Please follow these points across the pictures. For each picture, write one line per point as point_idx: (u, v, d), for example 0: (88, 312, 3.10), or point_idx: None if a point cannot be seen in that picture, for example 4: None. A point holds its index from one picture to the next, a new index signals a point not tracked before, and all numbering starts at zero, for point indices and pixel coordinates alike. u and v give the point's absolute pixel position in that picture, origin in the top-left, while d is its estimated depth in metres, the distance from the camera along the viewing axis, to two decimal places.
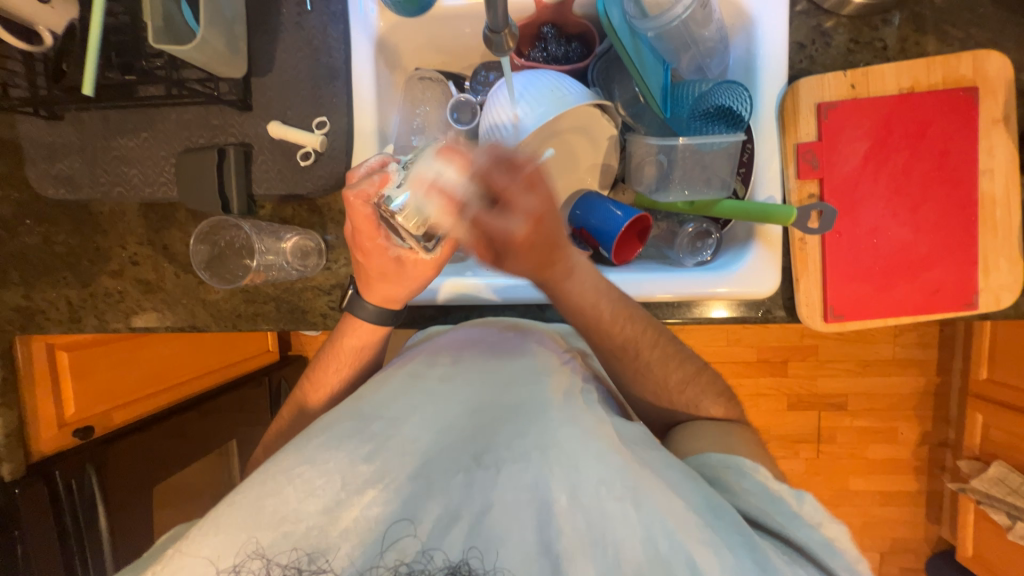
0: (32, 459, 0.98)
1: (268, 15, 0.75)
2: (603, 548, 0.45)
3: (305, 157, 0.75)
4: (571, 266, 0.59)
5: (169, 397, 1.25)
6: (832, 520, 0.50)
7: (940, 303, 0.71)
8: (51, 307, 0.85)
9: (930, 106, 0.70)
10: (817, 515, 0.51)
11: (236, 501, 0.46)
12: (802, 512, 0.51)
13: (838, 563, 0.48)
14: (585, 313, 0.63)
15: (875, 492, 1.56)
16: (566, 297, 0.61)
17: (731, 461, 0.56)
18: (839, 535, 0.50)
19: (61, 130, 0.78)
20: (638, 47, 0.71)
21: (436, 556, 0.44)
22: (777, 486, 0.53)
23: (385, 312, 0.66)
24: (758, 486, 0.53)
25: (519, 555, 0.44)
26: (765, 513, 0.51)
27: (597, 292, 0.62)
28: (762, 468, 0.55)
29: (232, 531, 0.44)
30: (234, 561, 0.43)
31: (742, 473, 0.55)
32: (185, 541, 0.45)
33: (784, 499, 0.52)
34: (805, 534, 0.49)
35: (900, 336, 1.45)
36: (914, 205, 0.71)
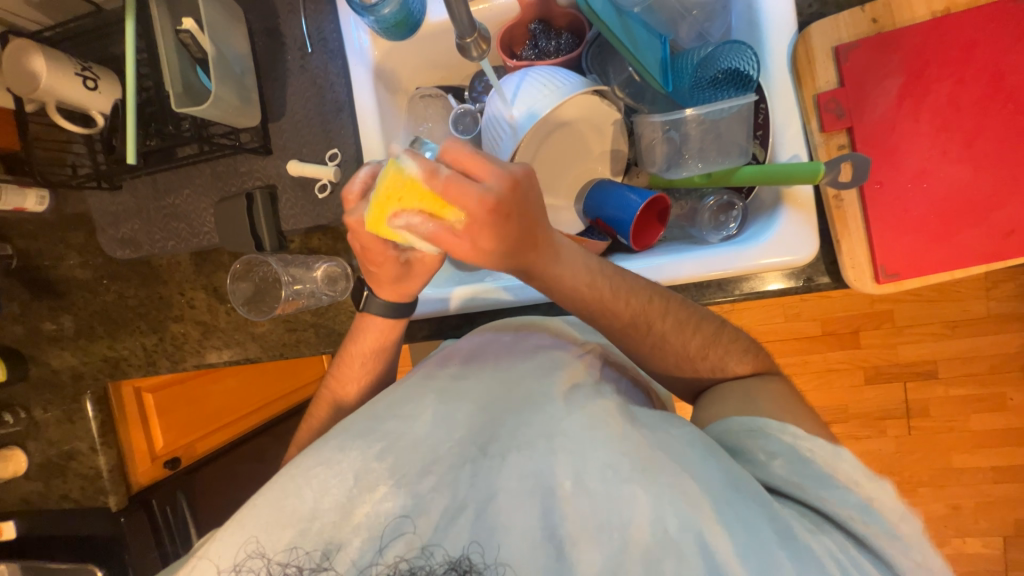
0: (133, 490, 1.09)
1: (275, 65, 0.80)
2: (610, 532, 0.46)
3: (322, 189, 0.80)
4: (557, 250, 0.56)
5: (241, 424, 1.39)
6: (867, 480, 0.50)
7: (1018, 245, 0.62)
8: (131, 354, 0.96)
9: (972, 25, 0.62)
10: (854, 476, 0.50)
11: (258, 503, 0.51)
12: (838, 472, 0.50)
13: (873, 527, 0.48)
14: (581, 296, 0.58)
15: (986, 468, 1.37)
16: (556, 285, 0.57)
17: (756, 424, 0.54)
18: (876, 494, 0.50)
19: (120, 198, 0.88)
20: (627, 25, 0.68)
21: (437, 552, 0.47)
22: (809, 446, 0.52)
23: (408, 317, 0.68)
24: (787, 449, 0.52)
25: (524, 541, 0.47)
26: (794, 481, 0.50)
27: (588, 275, 0.57)
28: (791, 427, 0.53)
29: (247, 530, 0.50)
30: (234, 560, 0.49)
31: (770, 437, 0.53)
32: (210, 550, 0.50)
33: (817, 461, 0.51)
34: (838, 500, 0.49)
35: (991, 289, 1.28)
36: (967, 139, 0.63)
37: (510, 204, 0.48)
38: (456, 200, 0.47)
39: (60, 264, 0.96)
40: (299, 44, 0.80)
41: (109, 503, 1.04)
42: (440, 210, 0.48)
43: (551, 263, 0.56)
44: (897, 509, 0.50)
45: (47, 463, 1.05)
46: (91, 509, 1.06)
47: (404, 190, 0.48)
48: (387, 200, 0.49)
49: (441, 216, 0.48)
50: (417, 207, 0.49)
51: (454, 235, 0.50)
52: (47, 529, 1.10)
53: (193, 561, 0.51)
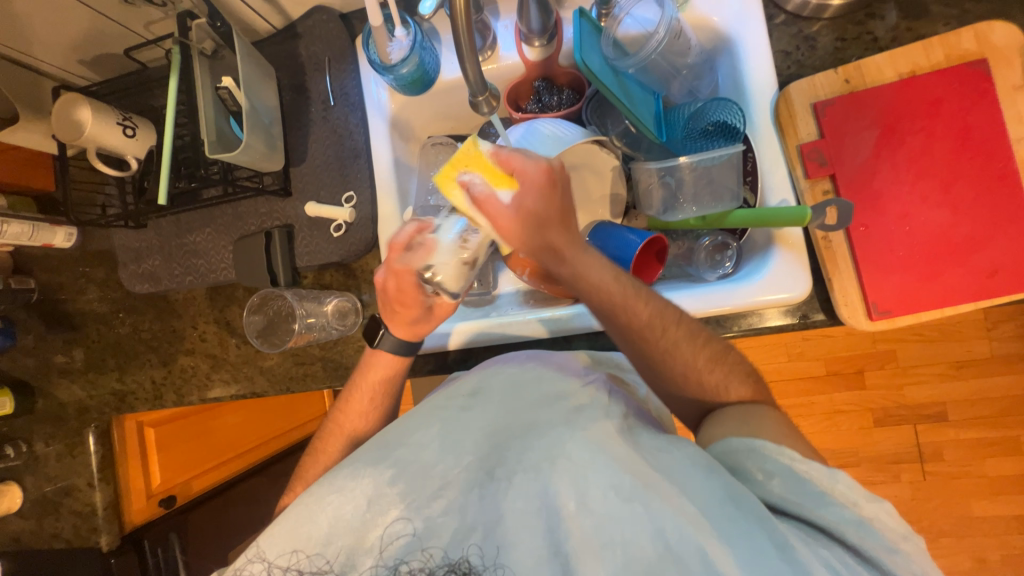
0: (126, 529, 1.06)
1: (300, 116, 0.88)
2: (613, 549, 0.47)
3: (337, 229, 0.84)
4: (580, 252, 0.61)
5: (245, 460, 1.38)
6: (868, 500, 0.50)
7: (1003, 285, 0.65)
8: (139, 387, 0.97)
9: (937, 85, 0.68)
10: (851, 496, 0.50)
11: (276, 530, 0.51)
12: (835, 492, 0.50)
13: (873, 544, 0.48)
14: (595, 294, 0.62)
15: (1007, 517, 1.32)
16: (581, 276, 0.61)
17: (754, 444, 0.54)
18: (876, 515, 0.49)
19: (144, 235, 0.92)
20: (623, 83, 0.75)
21: (435, 553, 0.50)
22: (805, 467, 0.51)
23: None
24: (783, 469, 0.52)
25: (529, 555, 0.49)
26: (789, 499, 0.50)
27: (611, 272, 0.62)
28: (789, 450, 0.53)
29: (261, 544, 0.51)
30: (237, 563, 0.51)
31: (766, 456, 0.53)
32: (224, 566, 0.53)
33: (813, 480, 0.51)
34: (833, 516, 0.49)
35: (991, 329, 1.29)
36: (943, 185, 0.67)
37: (552, 180, 0.57)
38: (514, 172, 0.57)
39: (79, 298, 0.99)
40: (323, 97, 0.87)
41: (100, 544, 1.01)
42: (496, 179, 0.58)
43: (575, 252, 0.60)
44: (900, 529, 0.49)
45: (43, 500, 1.04)
46: (82, 548, 1.03)
47: (473, 158, 0.60)
48: (458, 162, 0.60)
49: (495, 184, 0.58)
50: (481, 172, 0.59)
51: (499, 202, 0.58)
52: (35, 571, 1.06)
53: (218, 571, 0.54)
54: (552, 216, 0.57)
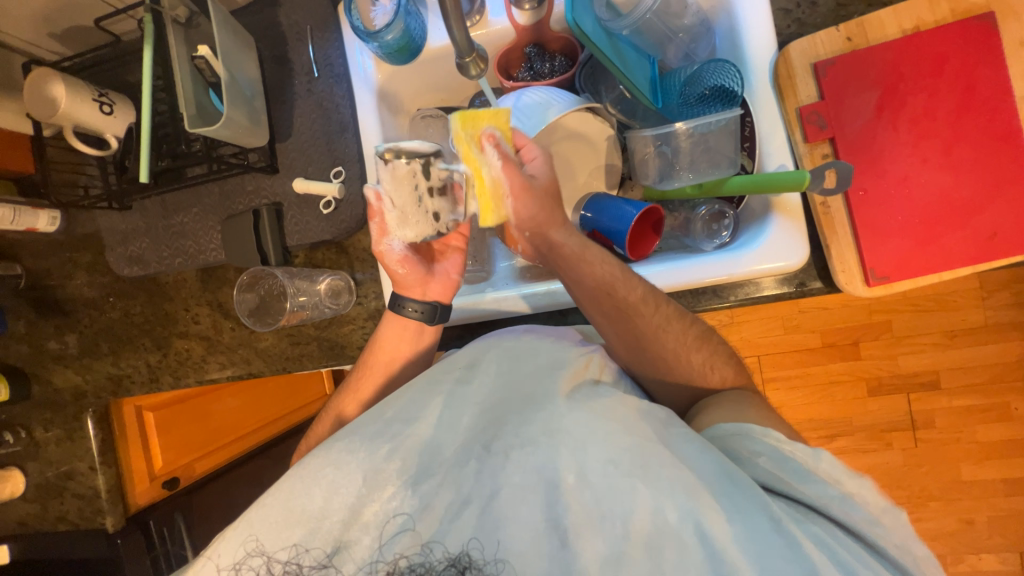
0: (131, 511, 1.08)
1: (283, 88, 0.84)
2: (612, 522, 0.48)
3: (327, 205, 0.82)
4: (573, 248, 0.64)
5: (248, 442, 1.39)
6: (852, 476, 0.50)
7: (1002, 247, 0.64)
8: (135, 371, 0.97)
9: (940, 41, 0.65)
10: (834, 473, 0.50)
11: (266, 503, 0.51)
12: (819, 470, 0.50)
13: (857, 517, 0.48)
14: (588, 286, 0.64)
15: (996, 480, 1.35)
16: (576, 270, 0.64)
17: (741, 427, 0.55)
18: (858, 491, 0.49)
19: (130, 217, 0.90)
20: (617, 47, 0.72)
21: (437, 549, 0.49)
22: (791, 447, 0.52)
23: (422, 315, 0.73)
24: (770, 448, 0.53)
25: (529, 531, 0.48)
26: (777, 477, 0.51)
27: (604, 262, 0.65)
28: (774, 432, 0.54)
29: (251, 523, 0.51)
30: (235, 559, 0.50)
31: (752, 438, 0.54)
32: (211, 549, 0.50)
33: (797, 458, 0.52)
34: (818, 492, 0.49)
35: (987, 297, 1.29)
36: (945, 147, 0.66)
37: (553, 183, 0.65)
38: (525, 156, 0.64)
39: (68, 283, 0.98)
40: (306, 69, 0.84)
41: (106, 524, 1.03)
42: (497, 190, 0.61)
43: (569, 251, 0.64)
44: (881, 503, 0.49)
45: (45, 484, 1.05)
46: (87, 531, 1.05)
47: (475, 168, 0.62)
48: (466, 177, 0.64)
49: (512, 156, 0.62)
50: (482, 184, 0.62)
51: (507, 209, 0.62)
52: (43, 552, 1.08)
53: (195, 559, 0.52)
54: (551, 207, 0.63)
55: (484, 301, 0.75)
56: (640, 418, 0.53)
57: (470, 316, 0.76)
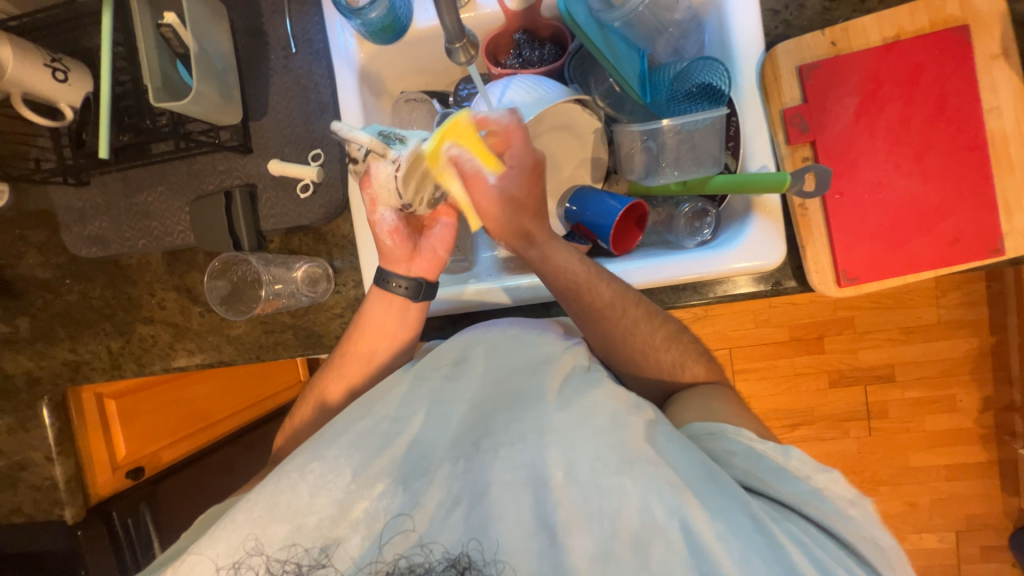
0: (91, 501, 1.04)
1: (257, 63, 0.80)
2: (601, 520, 0.48)
3: (305, 189, 0.79)
4: (546, 247, 0.65)
5: (220, 429, 1.35)
6: (819, 471, 0.53)
7: (963, 253, 0.68)
8: (95, 358, 0.92)
9: (918, 50, 0.67)
10: (804, 469, 0.53)
11: (251, 499, 0.50)
12: (790, 466, 0.53)
13: (827, 512, 0.51)
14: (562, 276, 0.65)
15: (939, 466, 1.46)
16: (550, 260, 0.65)
17: (715, 426, 0.57)
18: (827, 485, 0.52)
19: (88, 194, 0.84)
20: (608, 38, 0.71)
21: (435, 549, 0.48)
22: (762, 446, 0.55)
23: (406, 291, 0.72)
24: (743, 448, 0.55)
25: (518, 529, 0.49)
26: (752, 475, 0.54)
27: (577, 257, 0.65)
28: (746, 431, 0.56)
29: (240, 523, 0.49)
30: (234, 558, 0.48)
31: (727, 437, 0.56)
32: (209, 544, 0.49)
33: (769, 456, 0.54)
34: (790, 489, 0.52)
35: (942, 297, 1.37)
36: (916, 154, 0.68)
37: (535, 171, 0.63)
38: (503, 158, 0.63)
39: (18, 263, 0.91)
40: (283, 43, 0.79)
41: (64, 516, 1.00)
42: (485, 158, 0.63)
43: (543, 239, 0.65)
44: (848, 496, 0.52)
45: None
46: (47, 523, 1.01)
47: (463, 132, 0.61)
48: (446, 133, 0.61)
49: (483, 163, 0.63)
50: (470, 148, 0.62)
51: (486, 182, 0.63)
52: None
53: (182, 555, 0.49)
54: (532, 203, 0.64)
55: (463, 296, 0.74)
56: (629, 415, 0.53)
57: (448, 309, 0.75)
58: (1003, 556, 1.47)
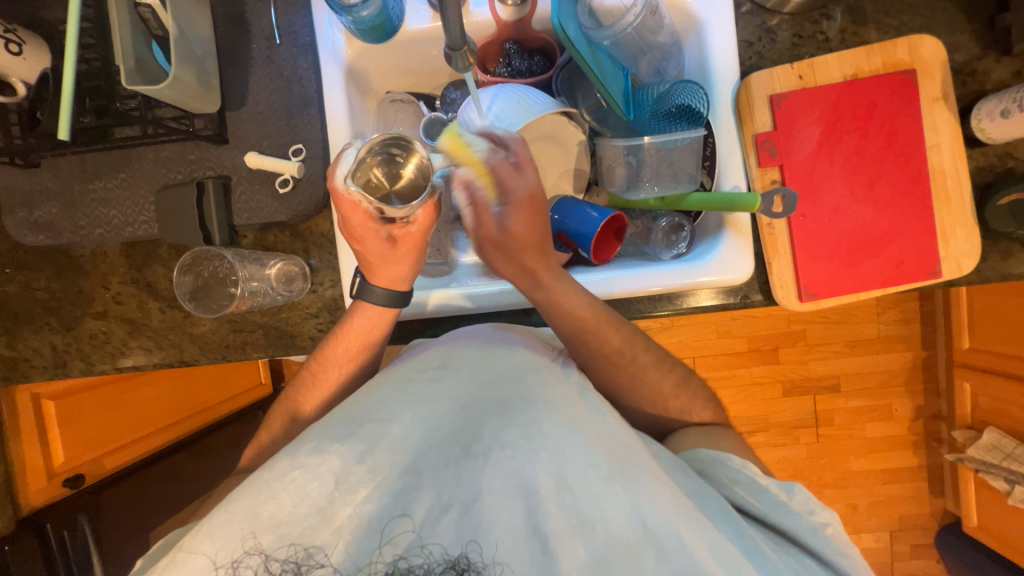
0: (22, 512, 0.98)
1: (238, 51, 0.77)
2: (592, 528, 0.49)
3: (284, 184, 0.77)
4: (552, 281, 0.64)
5: (164, 437, 1.24)
6: (822, 508, 0.57)
7: (907, 273, 0.75)
8: (35, 355, 0.84)
9: (873, 89, 0.74)
10: (807, 505, 0.57)
11: (230, 507, 0.48)
12: (792, 502, 0.57)
13: (823, 547, 0.55)
14: (567, 316, 0.64)
15: (878, 470, 1.58)
16: (555, 301, 0.64)
17: (720, 456, 0.60)
18: (830, 522, 0.56)
19: (38, 177, 0.78)
20: (595, 55, 0.74)
21: (435, 550, 0.47)
22: (766, 480, 0.58)
23: (389, 300, 0.68)
24: (747, 479, 0.58)
25: (509, 537, 0.48)
26: (753, 504, 0.57)
27: (584, 297, 0.64)
28: (751, 464, 0.59)
29: (237, 524, 0.48)
30: (233, 556, 0.47)
31: (732, 468, 0.59)
32: (191, 541, 0.48)
33: (772, 491, 0.57)
34: (791, 522, 0.56)
35: (883, 314, 1.49)
36: (869, 183, 0.75)
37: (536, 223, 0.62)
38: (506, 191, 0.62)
39: None
40: (266, 34, 0.77)
41: None
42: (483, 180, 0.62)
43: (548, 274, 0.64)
44: (848, 537, 0.56)
45: None
46: None
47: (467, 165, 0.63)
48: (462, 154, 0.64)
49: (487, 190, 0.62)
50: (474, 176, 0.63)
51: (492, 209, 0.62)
52: None
53: (175, 556, 0.48)
54: (531, 239, 0.62)
55: (426, 311, 0.74)
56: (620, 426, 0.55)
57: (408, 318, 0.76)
58: (929, 553, 1.61)
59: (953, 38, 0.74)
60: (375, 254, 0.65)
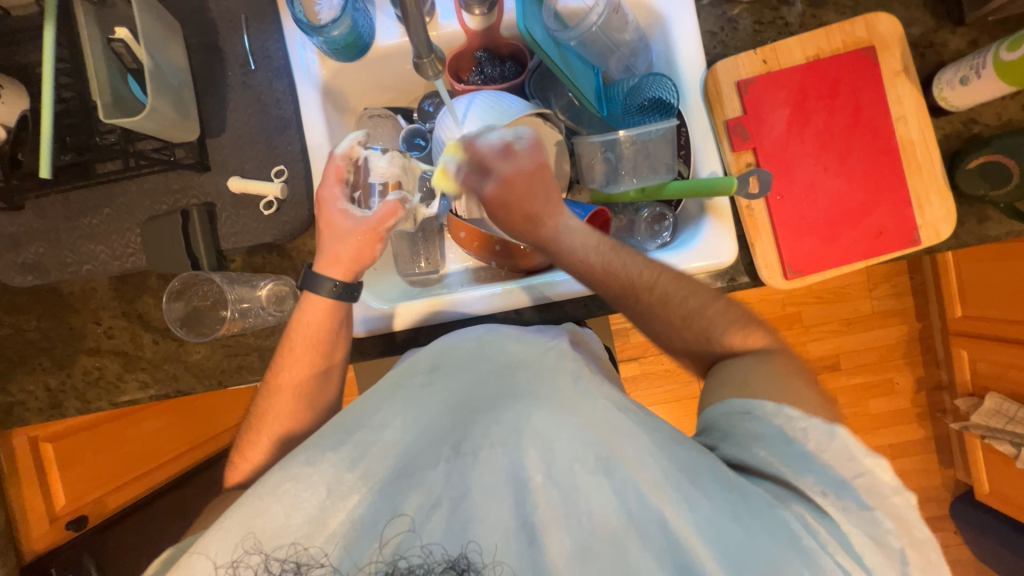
0: (24, 559, 0.96)
1: (214, 79, 0.78)
2: (579, 518, 0.49)
3: (268, 206, 0.77)
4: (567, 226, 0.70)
5: (167, 470, 1.24)
6: (866, 455, 0.50)
7: (886, 243, 0.76)
8: (29, 397, 0.83)
9: (836, 68, 0.76)
10: (842, 457, 0.50)
11: (224, 525, 0.48)
12: (825, 452, 0.51)
13: (852, 503, 0.49)
14: (578, 263, 0.69)
15: (884, 445, 1.58)
16: (573, 249, 0.69)
17: (752, 406, 0.55)
18: (870, 470, 0.49)
19: (23, 219, 0.78)
20: (564, 56, 0.76)
21: (436, 551, 0.47)
22: (800, 426, 0.53)
23: (340, 292, 0.69)
24: (775, 431, 0.53)
25: (498, 531, 0.48)
26: (776, 462, 0.52)
27: (594, 242, 0.69)
28: (786, 410, 0.54)
29: (232, 536, 0.48)
30: (233, 556, 0.47)
31: (761, 418, 0.54)
32: (197, 551, 0.48)
33: (801, 442, 0.52)
34: (817, 476, 0.50)
35: (874, 288, 1.51)
36: (842, 158, 0.76)
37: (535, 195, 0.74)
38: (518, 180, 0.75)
39: None
40: (241, 60, 0.78)
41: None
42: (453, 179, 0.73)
43: (552, 220, 0.69)
44: (893, 484, 0.49)
45: None
46: None
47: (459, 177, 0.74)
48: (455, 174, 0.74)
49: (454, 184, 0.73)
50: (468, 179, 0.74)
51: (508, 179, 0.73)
52: None
53: (180, 559, 0.48)
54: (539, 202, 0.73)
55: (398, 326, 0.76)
56: (609, 415, 0.54)
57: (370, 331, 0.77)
58: (944, 525, 1.60)
59: (909, 13, 0.77)
60: (326, 220, 0.69)
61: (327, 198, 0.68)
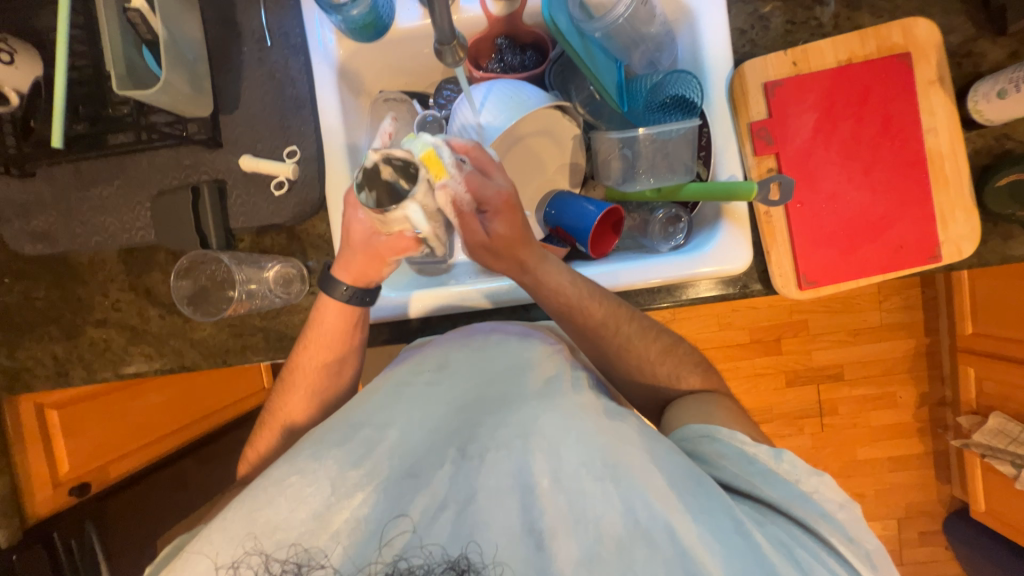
0: (26, 524, 0.96)
1: (229, 54, 0.77)
2: (586, 525, 0.48)
3: (278, 187, 0.77)
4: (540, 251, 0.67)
5: (168, 443, 1.25)
6: (810, 474, 0.55)
7: (908, 258, 0.74)
8: (37, 364, 0.84)
9: (867, 74, 0.73)
10: (795, 472, 0.55)
11: (230, 517, 0.49)
12: (780, 469, 0.55)
13: (812, 514, 0.52)
14: (557, 288, 0.66)
15: (883, 458, 1.57)
16: (543, 280, 0.66)
17: (707, 430, 0.59)
18: (817, 488, 0.54)
19: (33, 187, 0.78)
20: (588, 47, 0.73)
21: (434, 550, 0.46)
22: (754, 449, 0.56)
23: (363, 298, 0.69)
24: (735, 451, 0.56)
25: (504, 535, 0.47)
26: (741, 478, 0.55)
27: (569, 276, 0.67)
28: (739, 435, 0.57)
29: (235, 530, 0.48)
30: (234, 557, 0.47)
31: (720, 441, 0.57)
32: (206, 546, 0.48)
33: (761, 460, 0.55)
34: (777, 491, 0.53)
35: (885, 301, 1.49)
36: (867, 169, 0.74)
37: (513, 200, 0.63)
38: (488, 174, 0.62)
39: None
40: (257, 36, 0.77)
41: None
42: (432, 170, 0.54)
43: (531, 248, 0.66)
44: (837, 498, 0.54)
45: None
46: None
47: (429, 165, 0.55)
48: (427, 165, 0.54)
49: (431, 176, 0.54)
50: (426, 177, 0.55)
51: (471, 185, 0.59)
52: None
53: (180, 559, 0.48)
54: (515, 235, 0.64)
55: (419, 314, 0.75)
56: (614, 421, 0.54)
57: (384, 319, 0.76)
58: (937, 540, 1.60)
59: (949, 20, 0.74)
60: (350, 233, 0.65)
61: (351, 205, 0.63)
